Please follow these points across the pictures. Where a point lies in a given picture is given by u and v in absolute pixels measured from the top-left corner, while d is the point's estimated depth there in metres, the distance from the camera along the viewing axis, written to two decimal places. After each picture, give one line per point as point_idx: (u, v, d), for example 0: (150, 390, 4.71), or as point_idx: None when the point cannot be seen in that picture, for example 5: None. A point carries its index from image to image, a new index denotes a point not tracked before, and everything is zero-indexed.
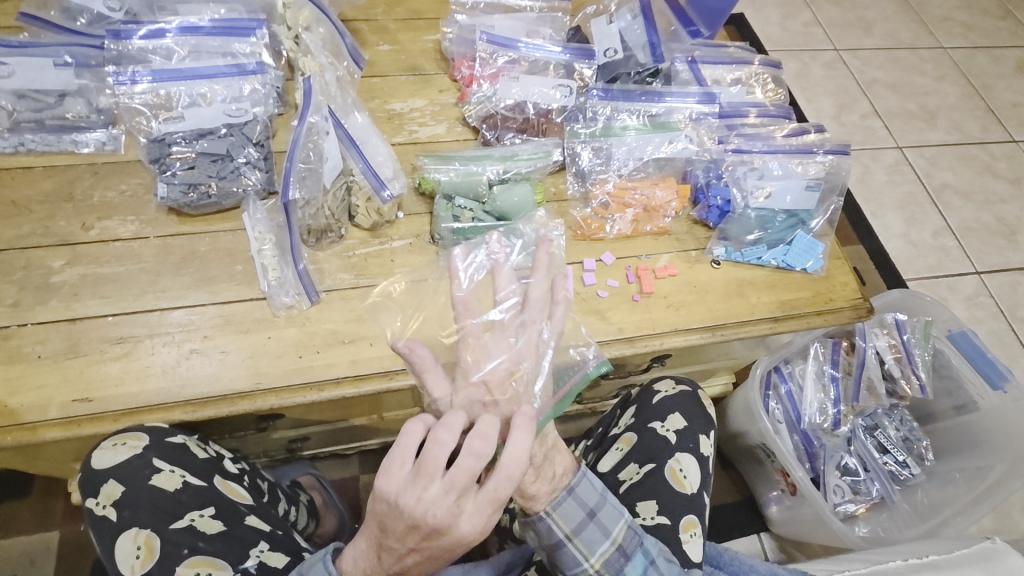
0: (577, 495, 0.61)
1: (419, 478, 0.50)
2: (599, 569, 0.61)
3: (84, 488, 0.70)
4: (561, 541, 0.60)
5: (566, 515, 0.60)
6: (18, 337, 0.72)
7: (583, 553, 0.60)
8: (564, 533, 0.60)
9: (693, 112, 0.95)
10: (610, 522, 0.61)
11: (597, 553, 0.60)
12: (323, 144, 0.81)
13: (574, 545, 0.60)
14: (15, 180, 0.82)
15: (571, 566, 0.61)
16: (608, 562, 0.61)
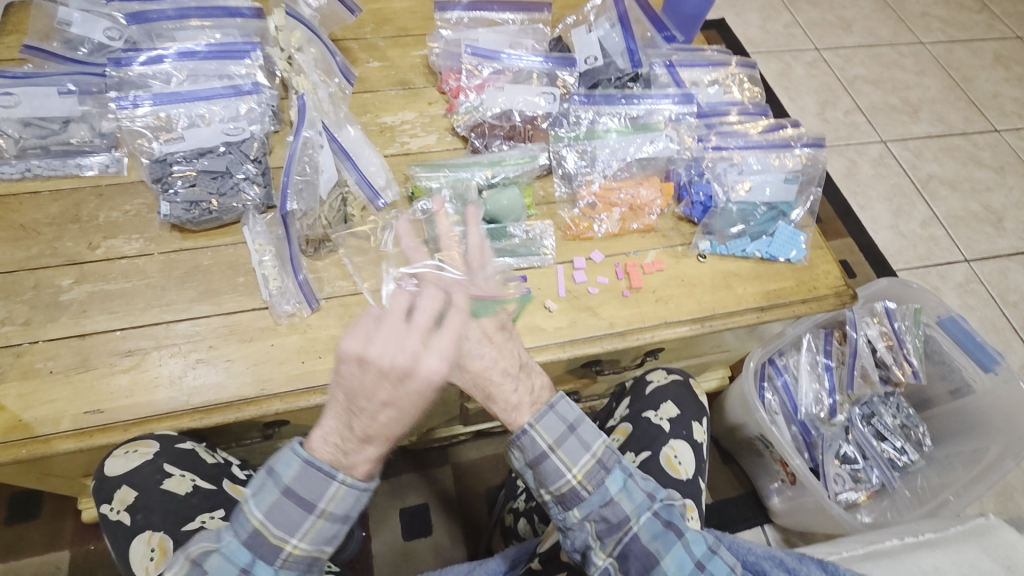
0: (559, 410, 0.62)
1: (384, 325, 0.52)
2: (580, 482, 0.60)
3: (97, 495, 0.72)
4: (544, 452, 0.61)
5: (548, 427, 0.61)
6: (30, 354, 0.74)
7: (565, 463, 0.60)
8: (547, 445, 0.61)
9: (671, 113, 0.98)
10: (591, 436, 0.62)
11: (579, 464, 0.60)
12: (318, 156, 0.84)
13: (557, 456, 0.60)
14: (23, 205, 0.85)
15: (554, 479, 0.61)
16: (589, 475, 0.60)
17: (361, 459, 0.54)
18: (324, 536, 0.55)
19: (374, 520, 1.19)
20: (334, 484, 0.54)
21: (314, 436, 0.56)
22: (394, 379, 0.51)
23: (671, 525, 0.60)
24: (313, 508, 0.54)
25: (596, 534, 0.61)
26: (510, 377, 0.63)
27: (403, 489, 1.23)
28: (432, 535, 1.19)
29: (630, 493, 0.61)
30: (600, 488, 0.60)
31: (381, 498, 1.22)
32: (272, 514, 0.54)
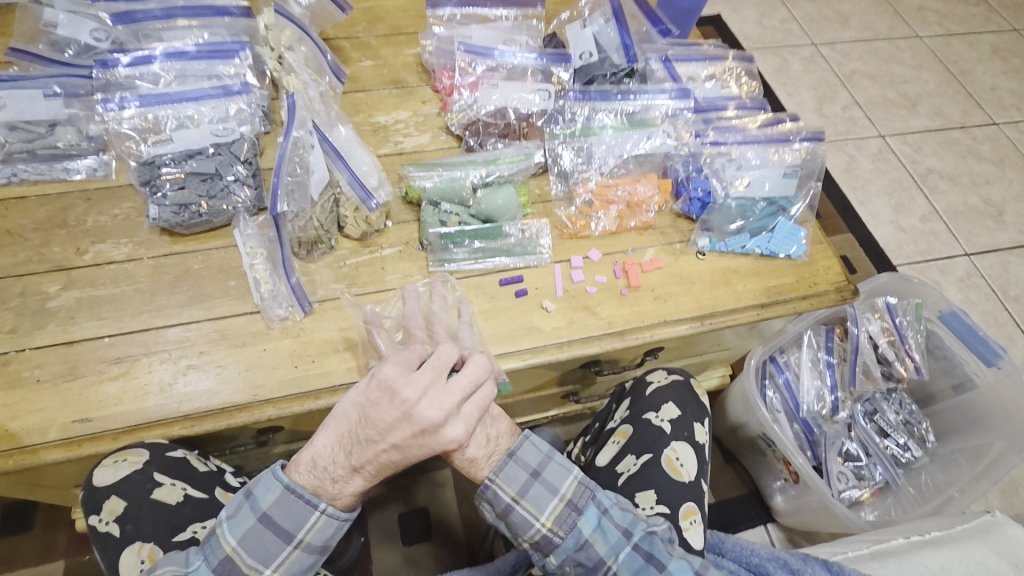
0: (519, 457, 0.62)
1: (428, 375, 0.57)
2: (551, 529, 0.60)
3: (86, 506, 0.71)
4: (510, 504, 0.60)
5: (510, 478, 0.61)
6: (16, 362, 0.73)
7: (531, 512, 0.60)
8: (512, 496, 0.60)
9: (668, 109, 0.97)
10: (556, 478, 0.61)
11: (546, 511, 0.60)
12: (309, 157, 0.82)
13: (522, 506, 0.60)
14: (9, 210, 0.83)
15: (525, 528, 0.60)
16: (560, 519, 0.60)
17: (344, 486, 0.57)
18: (296, 565, 0.57)
19: (372, 525, 1.18)
20: (315, 514, 0.56)
21: (298, 466, 0.58)
22: (418, 429, 0.55)
23: (652, 558, 0.59)
24: (290, 538, 0.56)
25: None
26: (470, 432, 0.60)
27: (403, 493, 1.22)
28: (432, 539, 1.18)
29: (604, 532, 0.60)
30: (573, 531, 0.60)
31: (380, 503, 1.20)
32: (246, 542, 0.56)
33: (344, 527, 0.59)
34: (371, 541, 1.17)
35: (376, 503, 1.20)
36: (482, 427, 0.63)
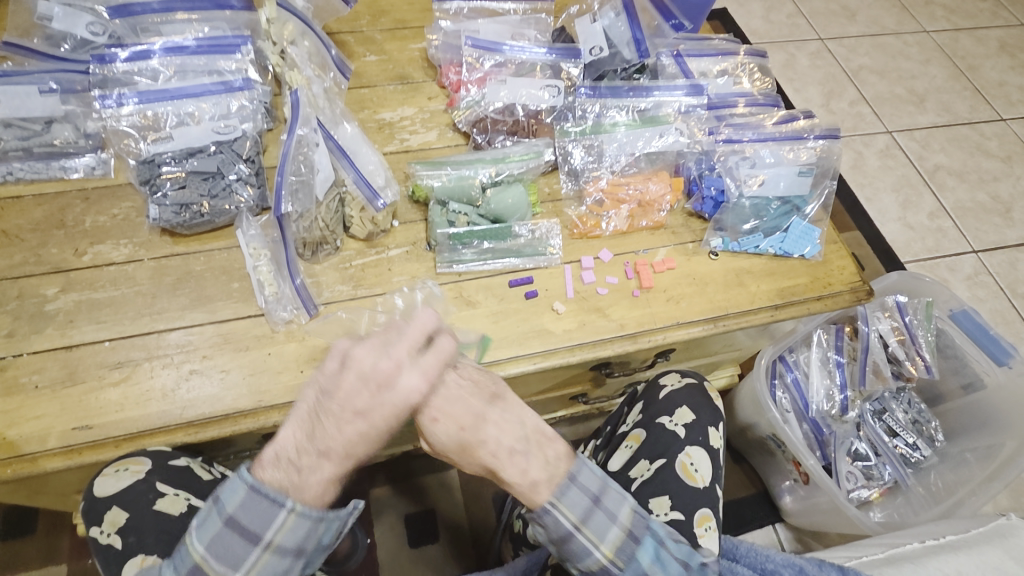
0: (580, 482, 0.56)
1: (377, 336, 0.53)
2: (610, 560, 0.56)
3: (86, 518, 0.67)
4: (569, 531, 0.55)
5: (572, 504, 0.55)
6: (14, 368, 0.71)
7: (593, 542, 0.55)
8: (572, 524, 0.55)
9: (682, 105, 0.94)
10: (616, 507, 0.56)
11: (607, 540, 0.55)
12: (313, 155, 0.80)
13: (584, 535, 0.55)
14: (5, 210, 0.81)
15: (583, 557, 0.56)
16: (619, 549, 0.56)
17: (314, 477, 0.52)
18: (271, 569, 0.52)
19: (377, 527, 1.17)
20: (283, 513, 0.51)
21: (264, 464, 0.51)
22: (372, 387, 0.51)
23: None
24: (258, 540, 0.51)
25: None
26: (518, 454, 0.55)
27: (409, 495, 1.20)
28: (439, 541, 1.17)
29: (664, 564, 0.56)
30: (632, 562, 0.56)
31: (386, 504, 1.19)
32: (213, 550, 0.51)
33: (321, 527, 0.53)
34: (377, 543, 1.15)
35: (381, 505, 1.19)
36: (542, 451, 0.57)
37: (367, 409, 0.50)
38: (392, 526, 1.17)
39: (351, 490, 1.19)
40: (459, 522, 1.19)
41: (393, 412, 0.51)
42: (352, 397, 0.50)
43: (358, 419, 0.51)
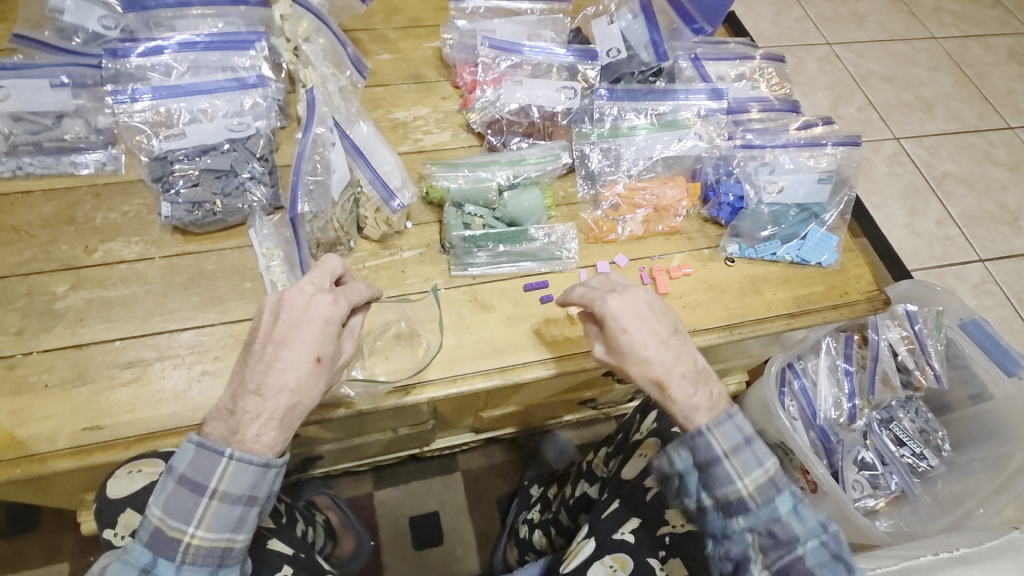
0: (738, 420, 0.61)
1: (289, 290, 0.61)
2: (750, 493, 0.59)
3: (101, 519, 0.66)
4: (717, 457, 0.60)
5: (725, 433, 0.60)
6: (23, 367, 0.70)
7: (738, 471, 0.59)
8: (722, 451, 0.60)
9: (702, 109, 0.94)
10: (764, 453, 0.61)
11: (751, 476, 0.59)
12: (329, 155, 0.79)
13: (731, 464, 0.60)
14: (15, 205, 0.80)
15: (724, 484, 0.60)
16: (760, 489, 0.59)
17: (255, 422, 0.53)
18: (223, 521, 0.52)
19: (383, 529, 1.16)
20: (223, 459, 0.52)
21: (208, 424, 0.55)
22: (283, 312, 0.57)
23: (840, 559, 0.58)
24: (205, 490, 0.52)
25: (758, 547, 0.59)
26: (689, 380, 0.62)
27: (414, 497, 1.19)
28: (445, 543, 1.16)
29: (801, 516, 0.59)
30: (769, 505, 0.59)
31: (391, 506, 1.18)
32: (168, 507, 0.52)
33: (268, 473, 0.54)
34: (382, 547, 1.15)
35: (385, 507, 1.18)
36: (706, 381, 0.63)
37: (285, 334, 0.56)
38: (398, 528, 1.17)
39: (356, 491, 1.19)
40: (465, 526, 1.18)
41: (312, 334, 0.57)
42: (271, 328, 0.56)
43: (281, 347, 0.55)
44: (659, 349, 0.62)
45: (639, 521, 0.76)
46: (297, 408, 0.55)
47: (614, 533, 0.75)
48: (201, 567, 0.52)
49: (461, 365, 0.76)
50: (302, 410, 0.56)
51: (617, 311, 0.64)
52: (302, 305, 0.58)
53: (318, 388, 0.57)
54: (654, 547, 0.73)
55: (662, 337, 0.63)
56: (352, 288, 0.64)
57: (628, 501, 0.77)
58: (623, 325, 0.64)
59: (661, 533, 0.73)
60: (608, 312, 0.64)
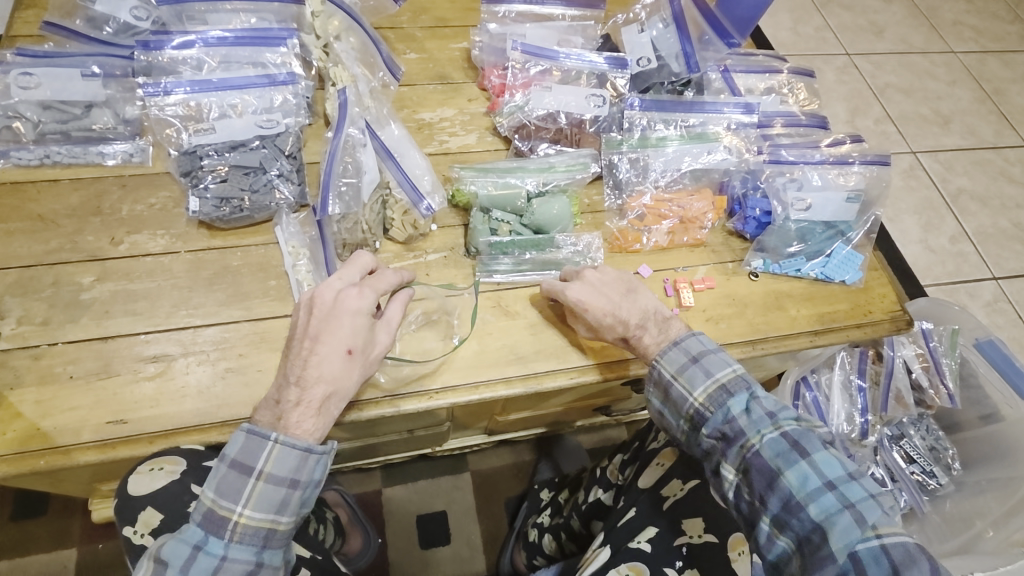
0: (683, 344, 0.69)
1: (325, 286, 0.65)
2: (703, 404, 0.65)
3: (121, 515, 0.68)
4: (668, 381, 0.67)
5: (671, 361, 0.68)
6: (48, 357, 0.70)
7: (685, 387, 0.66)
8: (671, 375, 0.67)
9: (733, 122, 0.93)
10: (714, 365, 0.66)
11: (699, 389, 0.65)
12: (359, 156, 0.81)
13: (679, 383, 0.67)
14: (41, 193, 0.80)
15: (680, 404, 0.66)
16: (712, 398, 0.65)
17: (298, 412, 0.57)
18: (267, 501, 0.55)
19: (390, 527, 1.16)
20: (268, 443, 0.55)
21: (257, 413, 0.58)
22: (314, 309, 0.60)
23: (797, 446, 0.60)
24: (252, 472, 0.55)
25: (721, 451, 0.64)
26: (642, 326, 0.70)
27: (421, 496, 1.19)
28: (452, 544, 1.16)
29: (752, 412, 0.63)
30: (723, 409, 0.64)
31: (399, 505, 1.18)
32: (217, 490, 0.55)
33: (310, 458, 0.56)
34: (388, 544, 1.15)
35: (392, 506, 1.18)
36: (657, 320, 0.71)
37: (318, 328, 0.60)
38: (404, 527, 1.17)
39: (365, 489, 1.19)
40: (472, 527, 1.18)
41: (342, 326, 0.60)
42: (306, 324, 0.60)
43: (316, 342, 0.59)
44: (614, 317, 0.70)
45: (656, 530, 0.74)
46: (334, 396, 0.59)
47: (631, 541, 0.74)
48: (247, 546, 0.54)
49: (483, 372, 0.76)
50: (341, 399, 0.59)
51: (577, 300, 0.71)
52: (332, 300, 0.61)
53: (353, 377, 0.60)
54: (670, 557, 0.72)
55: (610, 304, 0.71)
56: (380, 277, 0.66)
57: (646, 511, 0.76)
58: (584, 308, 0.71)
59: (678, 543, 0.72)
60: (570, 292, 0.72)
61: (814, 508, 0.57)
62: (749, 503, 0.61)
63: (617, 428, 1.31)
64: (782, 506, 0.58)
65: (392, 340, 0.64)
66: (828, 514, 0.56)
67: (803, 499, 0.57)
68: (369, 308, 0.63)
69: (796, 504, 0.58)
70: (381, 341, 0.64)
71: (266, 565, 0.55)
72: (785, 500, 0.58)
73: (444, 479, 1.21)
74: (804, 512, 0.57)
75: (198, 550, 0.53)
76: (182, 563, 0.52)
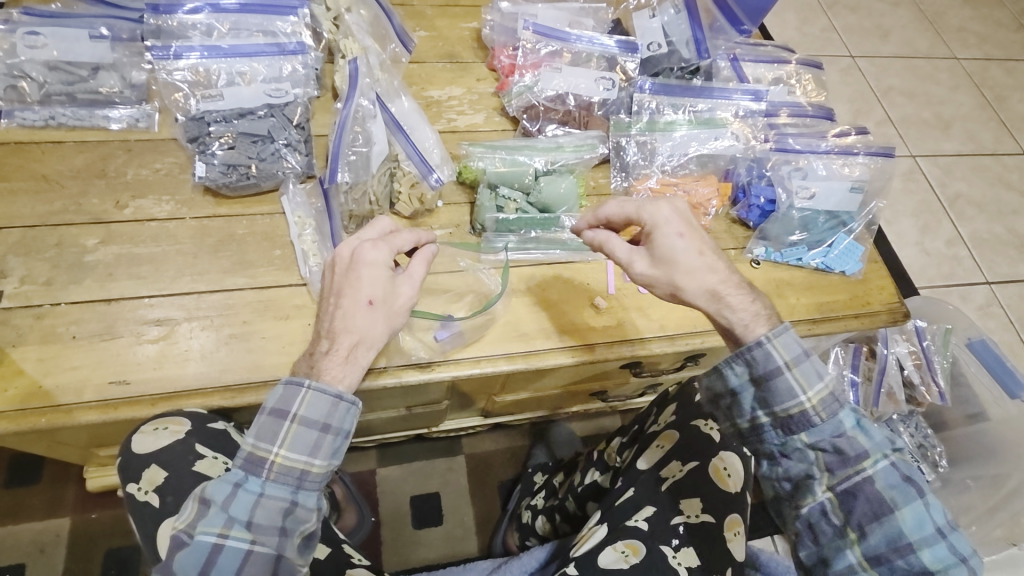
0: (792, 332, 0.61)
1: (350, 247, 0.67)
2: (813, 407, 0.58)
3: (125, 474, 0.69)
4: (777, 368, 0.59)
5: (786, 345, 0.60)
6: (50, 317, 0.69)
7: (801, 383, 0.58)
8: (783, 361, 0.59)
9: (740, 109, 0.94)
10: (824, 367, 0.60)
11: (815, 388, 0.59)
12: (370, 128, 0.81)
13: (792, 374, 0.59)
14: (46, 154, 0.79)
15: (785, 397, 0.59)
16: (824, 402, 0.59)
17: (328, 361, 0.59)
18: (301, 444, 0.55)
19: (383, 505, 1.17)
20: (301, 389, 0.56)
21: (293, 365, 0.60)
22: (336, 266, 0.63)
23: (911, 482, 0.57)
24: (286, 415, 0.56)
25: (823, 465, 0.58)
26: (742, 288, 0.64)
27: (416, 476, 1.20)
28: (445, 524, 1.17)
29: (867, 431, 0.58)
30: (833, 418, 0.58)
31: (394, 483, 1.19)
32: (258, 433, 0.56)
33: (341, 406, 0.57)
34: (382, 522, 1.15)
35: (388, 484, 1.18)
36: (754, 291, 0.65)
37: (341, 284, 0.62)
38: (398, 506, 1.17)
39: (361, 465, 1.19)
40: (466, 509, 1.18)
41: (361, 279, 0.61)
42: (330, 282, 0.62)
43: (339, 297, 0.61)
44: (712, 261, 0.65)
45: (654, 510, 0.76)
46: (362, 345, 0.60)
47: (627, 520, 0.75)
48: (283, 485, 0.55)
49: (486, 347, 0.76)
50: (369, 348, 0.60)
51: (669, 217, 0.66)
52: (350, 256, 0.63)
53: (379, 327, 0.61)
54: (668, 535, 0.73)
55: (709, 249, 0.66)
56: (400, 233, 0.67)
57: (644, 491, 0.78)
58: (676, 231, 0.66)
59: (675, 522, 0.74)
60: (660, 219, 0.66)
61: (927, 554, 0.55)
62: (838, 529, 0.58)
63: (611, 417, 1.32)
64: (887, 542, 0.56)
65: (416, 291, 0.64)
66: (943, 564, 0.54)
67: (916, 542, 0.55)
68: (388, 260, 0.64)
69: (908, 546, 0.55)
70: (405, 292, 0.64)
71: (301, 505, 0.55)
72: (891, 537, 0.56)
73: (439, 459, 1.22)
74: (914, 556, 0.55)
75: (239, 487, 0.54)
76: (223, 499, 0.53)
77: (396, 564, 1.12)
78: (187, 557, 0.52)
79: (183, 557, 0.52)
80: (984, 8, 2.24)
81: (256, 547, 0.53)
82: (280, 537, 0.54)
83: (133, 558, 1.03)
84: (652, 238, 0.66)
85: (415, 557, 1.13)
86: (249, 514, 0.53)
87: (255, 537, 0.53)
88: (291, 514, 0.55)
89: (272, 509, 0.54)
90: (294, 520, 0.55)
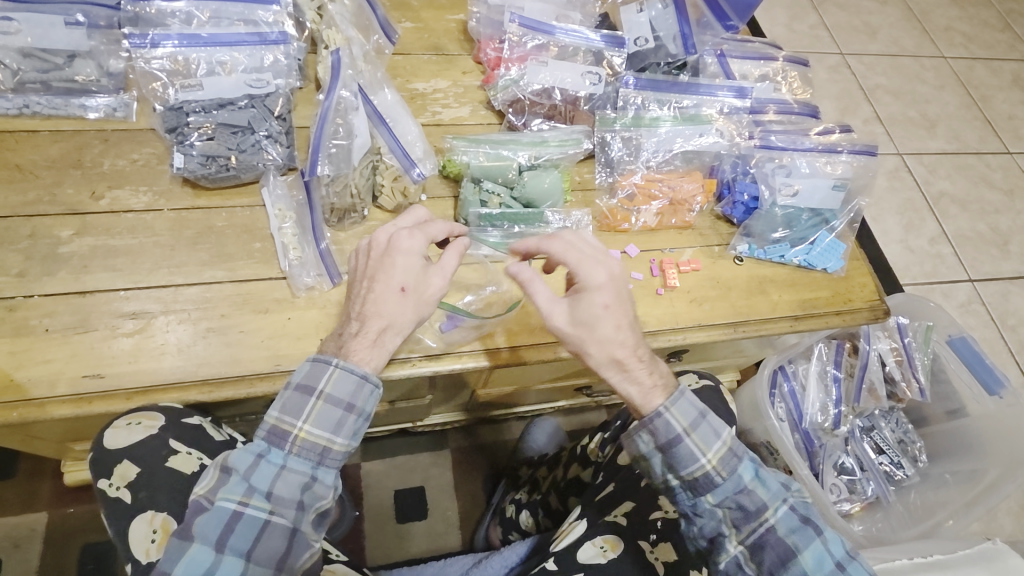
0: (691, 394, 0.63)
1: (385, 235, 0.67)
2: (715, 468, 0.61)
3: (98, 469, 0.68)
4: (679, 436, 0.61)
5: (683, 411, 0.62)
6: (23, 309, 0.68)
7: (701, 447, 0.60)
8: (683, 428, 0.61)
9: (725, 106, 0.94)
10: (721, 424, 0.62)
11: (713, 449, 0.61)
12: (352, 119, 0.79)
13: (692, 440, 0.61)
14: (19, 143, 0.77)
15: (688, 463, 0.61)
16: (724, 461, 0.61)
17: (356, 343, 0.59)
18: (325, 421, 0.56)
19: (367, 499, 1.17)
20: (329, 367, 0.58)
21: (321, 345, 0.61)
22: (371, 250, 0.63)
23: (809, 522, 0.61)
24: (313, 391, 0.57)
25: (730, 521, 0.61)
26: (647, 364, 0.63)
27: (400, 471, 1.19)
28: (428, 518, 1.17)
29: (764, 481, 0.61)
30: (734, 475, 0.61)
31: (377, 478, 1.18)
32: (282, 408, 0.56)
33: (365, 387, 0.58)
34: (366, 517, 1.15)
35: (370, 479, 1.18)
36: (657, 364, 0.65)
37: (374, 268, 0.62)
38: (380, 501, 1.17)
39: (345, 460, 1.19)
40: (448, 503, 1.18)
41: (395, 266, 0.61)
42: (364, 265, 0.62)
43: (372, 281, 0.61)
44: (627, 332, 0.63)
45: (632, 505, 0.76)
46: (390, 330, 0.60)
47: (607, 515, 0.76)
48: (305, 460, 0.56)
49: (467, 343, 0.76)
50: (397, 334, 0.61)
51: (602, 282, 0.63)
52: (386, 242, 0.62)
53: (409, 313, 0.61)
54: (645, 531, 0.73)
55: (631, 323, 0.63)
56: (434, 223, 0.67)
57: (624, 486, 0.78)
58: (603, 299, 0.62)
59: (653, 517, 0.74)
60: (592, 282, 0.63)
61: None
62: None
63: (597, 412, 1.32)
64: None
65: (447, 283, 0.63)
66: None
67: None
68: (422, 249, 0.63)
69: None
70: (437, 282, 0.63)
71: (319, 481, 0.56)
72: None
73: (423, 454, 1.21)
74: None
75: (261, 458, 0.55)
76: (245, 468, 0.54)
77: (380, 558, 1.12)
78: (206, 522, 0.52)
79: (203, 522, 0.52)
80: (970, 8, 2.26)
81: (274, 518, 0.53)
82: (297, 511, 0.54)
83: (112, 553, 1.02)
84: (577, 300, 0.63)
85: (400, 551, 1.13)
86: (269, 485, 0.54)
87: (273, 508, 0.53)
88: (309, 490, 0.55)
89: (292, 483, 0.55)
90: (312, 496, 0.55)
